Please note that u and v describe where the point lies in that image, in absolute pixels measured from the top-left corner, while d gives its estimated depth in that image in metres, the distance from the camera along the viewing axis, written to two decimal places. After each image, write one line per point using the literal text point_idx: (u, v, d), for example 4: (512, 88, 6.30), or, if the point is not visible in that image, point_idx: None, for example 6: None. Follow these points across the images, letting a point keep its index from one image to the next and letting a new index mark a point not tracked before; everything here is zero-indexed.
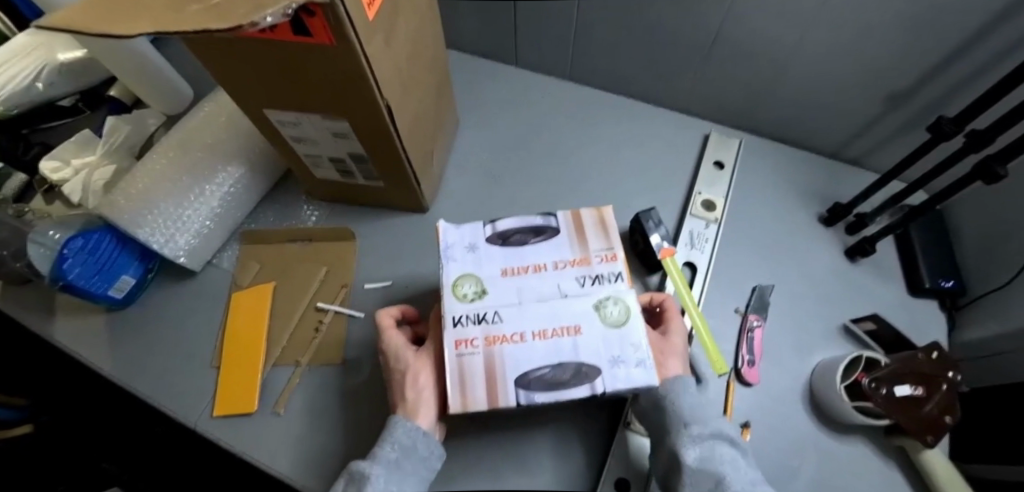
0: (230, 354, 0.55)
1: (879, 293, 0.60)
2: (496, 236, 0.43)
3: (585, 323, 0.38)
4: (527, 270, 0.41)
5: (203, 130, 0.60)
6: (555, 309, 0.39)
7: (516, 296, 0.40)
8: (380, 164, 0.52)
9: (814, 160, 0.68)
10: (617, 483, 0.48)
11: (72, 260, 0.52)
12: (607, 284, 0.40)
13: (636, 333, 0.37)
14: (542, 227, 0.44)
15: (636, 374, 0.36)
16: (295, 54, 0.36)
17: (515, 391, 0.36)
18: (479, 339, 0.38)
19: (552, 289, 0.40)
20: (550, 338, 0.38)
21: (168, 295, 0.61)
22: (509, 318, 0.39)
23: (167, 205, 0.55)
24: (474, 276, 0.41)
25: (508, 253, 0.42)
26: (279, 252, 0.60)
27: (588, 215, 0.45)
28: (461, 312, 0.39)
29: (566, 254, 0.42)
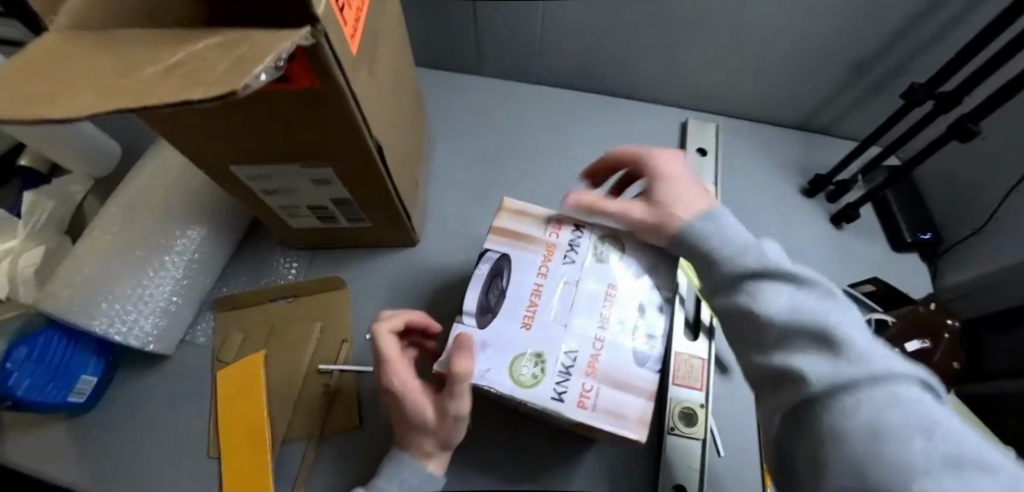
0: (229, 440, 0.49)
1: (869, 253, 0.62)
2: (479, 314, 0.34)
3: (615, 277, 0.37)
4: (536, 302, 0.35)
5: (150, 194, 0.52)
6: (589, 294, 0.36)
7: (557, 323, 0.34)
8: (368, 205, 0.48)
9: (788, 134, 0.69)
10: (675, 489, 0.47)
11: (19, 374, 0.45)
12: (583, 240, 0.38)
13: (637, 253, 0.38)
14: (494, 264, 0.36)
15: (665, 258, 0.38)
16: (272, 104, 0.31)
17: (643, 365, 0.34)
18: (583, 384, 0.32)
19: (566, 284, 0.36)
20: (613, 307, 0.36)
21: (140, 384, 0.53)
22: (577, 342, 0.34)
23: (123, 287, 0.48)
24: (520, 355, 0.33)
25: (507, 312, 0.34)
26: (264, 316, 0.54)
27: (502, 220, 0.39)
28: (552, 389, 0.32)
29: (538, 256, 0.37)
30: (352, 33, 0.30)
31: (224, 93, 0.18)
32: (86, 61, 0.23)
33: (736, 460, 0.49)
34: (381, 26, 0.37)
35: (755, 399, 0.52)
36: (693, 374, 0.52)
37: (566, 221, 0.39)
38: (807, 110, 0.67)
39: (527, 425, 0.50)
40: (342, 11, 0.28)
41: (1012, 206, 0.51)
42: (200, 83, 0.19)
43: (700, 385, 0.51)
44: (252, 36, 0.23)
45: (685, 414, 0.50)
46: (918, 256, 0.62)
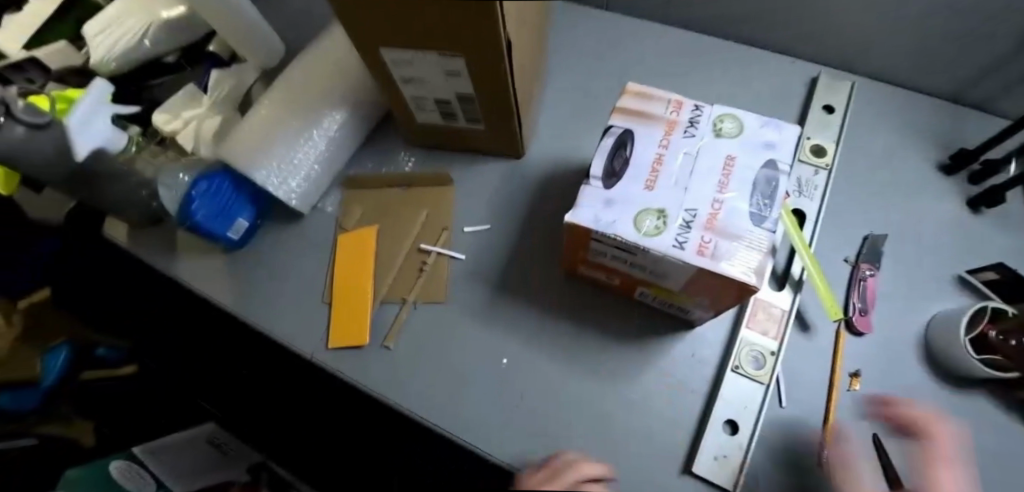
0: (340, 292, 0.58)
1: (1010, 247, 0.54)
2: (606, 178, 0.41)
3: (731, 150, 0.41)
4: (657, 170, 0.41)
5: (308, 78, 0.62)
6: (708, 163, 0.40)
7: (678, 185, 0.40)
8: (486, 105, 0.52)
9: (936, 104, 0.61)
10: (726, 423, 0.48)
11: (200, 201, 0.57)
12: (701, 118, 0.43)
13: (757, 133, 0.42)
14: (621, 136, 0.43)
15: (788, 136, 0.41)
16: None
17: (762, 228, 0.38)
18: (703, 236, 0.38)
19: (685, 155, 0.41)
20: (732, 176, 0.40)
21: (276, 236, 0.65)
22: (695, 201, 0.39)
23: (281, 150, 0.58)
24: (646, 209, 0.39)
25: (632, 176, 0.40)
26: (380, 197, 0.63)
27: (627, 101, 0.45)
28: (674, 237, 0.37)
29: (658, 131, 0.43)
30: None
31: None
32: None
33: (797, 414, 0.49)
34: None
35: (835, 361, 0.50)
36: (768, 323, 0.51)
37: (684, 103, 0.44)
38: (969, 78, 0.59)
39: (594, 334, 0.54)
40: None
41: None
42: None
43: (775, 333, 0.51)
44: None
45: (753, 357, 0.50)
46: None
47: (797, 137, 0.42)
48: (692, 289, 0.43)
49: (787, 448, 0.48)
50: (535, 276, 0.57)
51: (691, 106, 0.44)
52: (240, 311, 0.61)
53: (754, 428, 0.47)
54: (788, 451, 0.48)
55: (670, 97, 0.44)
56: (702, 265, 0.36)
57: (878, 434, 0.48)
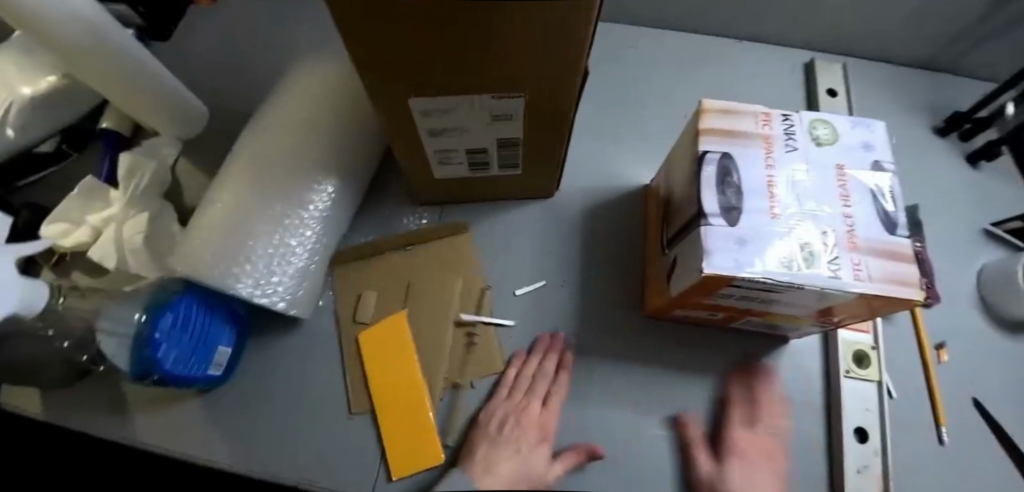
0: (385, 405, 0.46)
1: (1010, 194, 0.60)
2: (726, 213, 0.36)
3: (836, 159, 0.39)
4: (775, 193, 0.37)
5: (270, 142, 0.46)
6: (823, 176, 0.38)
7: (804, 209, 0.36)
8: (532, 147, 0.44)
9: (915, 72, 0.65)
10: (857, 432, 0.46)
11: (167, 344, 0.40)
12: (795, 127, 0.40)
13: (851, 135, 0.40)
14: (723, 162, 0.38)
15: (881, 134, 0.40)
16: (516, 33, 0.27)
17: (899, 236, 0.36)
18: (852, 259, 0.35)
19: (798, 171, 0.38)
20: (850, 187, 0.37)
21: (273, 353, 0.50)
22: (828, 222, 0.36)
23: (262, 247, 0.44)
24: (785, 241, 0.35)
25: (754, 205, 0.36)
26: (393, 272, 0.50)
27: (708, 121, 0.40)
28: (825, 266, 0.34)
29: (757, 150, 0.38)
30: None
31: None
32: None
33: (906, 401, 0.49)
34: None
35: (921, 339, 0.51)
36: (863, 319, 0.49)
37: (771, 114, 0.40)
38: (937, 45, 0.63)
39: (693, 374, 0.48)
40: None
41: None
42: None
43: (868, 327, 0.49)
44: None
45: (857, 357, 0.48)
46: None
47: (887, 133, 0.40)
48: (823, 312, 0.40)
49: (909, 439, 0.47)
50: (612, 325, 0.49)
51: (777, 116, 0.40)
52: (250, 467, 0.45)
53: (883, 431, 0.46)
54: (911, 440, 0.47)
55: (755, 109, 0.40)
56: (867, 292, 0.33)
57: (977, 398, 0.50)
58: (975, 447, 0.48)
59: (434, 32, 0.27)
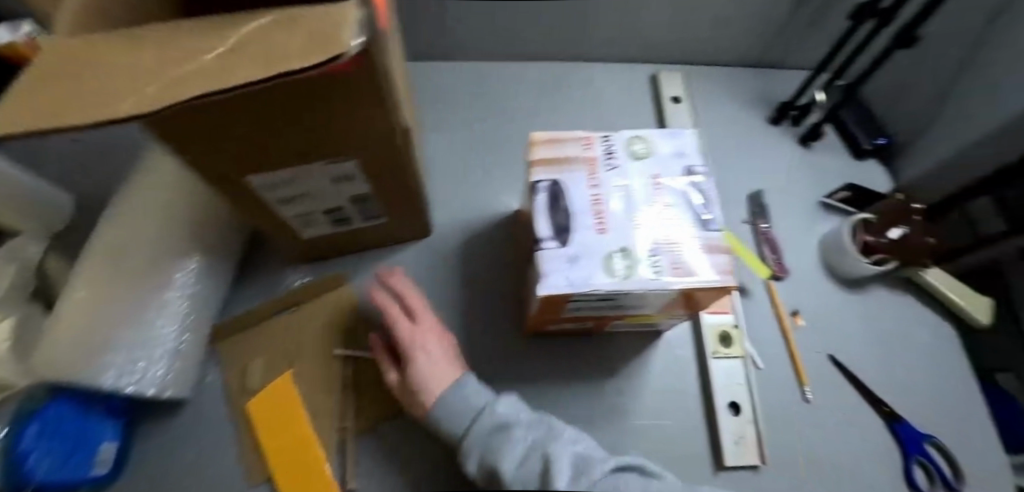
0: (281, 469, 0.46)
1: (837, 167, 0.69)
2: (558, 235, 0.39)
3: (652, 169, 0.43)
4: (601, 209, 0.40)
5: (128, 231, 0.48)
6: (642, 187, 0.42)
7: (628, 220, 0.40)
8: (388, 199, 0.46)
9: (747, 71, 0.74)
10: (731, 405, 0.51)
11: (36, 454, 0.40)
12: (615, 147, 0.44)
13: (664, 146, 0.44)
14: (553, 187, 0.41)
15: (689, 141, 0.45)
16: (314, 109, 0.31)
17: (713, 231, 0.40)
18: (672, 258, 0.38)
19: (619, 187, 0.42)
20: (665, 194, 0.42)
21: (165, 440, 0.49)
22: (650, 228, 0.39)
23: (129, 334, 0.44)
24: (613, 252, 0.38)
25: (582, 223, 0.39)
26: (277, 333, 0.52)
27: (538, 152, 0.43)
28: (648, 269, 0.37)
29: (582, 172, 0.42)
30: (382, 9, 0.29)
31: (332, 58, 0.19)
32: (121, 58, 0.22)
33: (771, 368, 0.54)
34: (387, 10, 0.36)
35: (777, 308, 0.57)
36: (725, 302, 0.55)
37: (594, 137, 0.44)
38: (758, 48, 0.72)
39: (581, 380, 0.52)
40: None
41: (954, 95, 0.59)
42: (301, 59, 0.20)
43: (728, 308, 0.55)
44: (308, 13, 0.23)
45: (722, 337, 0.53)
46: (876, 162, 0.70)
47: (695, 140, 0.46)
48: (671, 307, 0.43)
49: (778, 402, 0.53)
50: (501, 347, 0.52)
51: (599, 138, 0.45)
52: None
53: (753, 401, 0.51)
54: (781, 403, 0.52)
55: (579, 134, 0.44)
56: (686, 286, 0.37)
57: (831, 354, 0.56)
58: (835, 397, 0.54)
59: (242, 119, 0.30)
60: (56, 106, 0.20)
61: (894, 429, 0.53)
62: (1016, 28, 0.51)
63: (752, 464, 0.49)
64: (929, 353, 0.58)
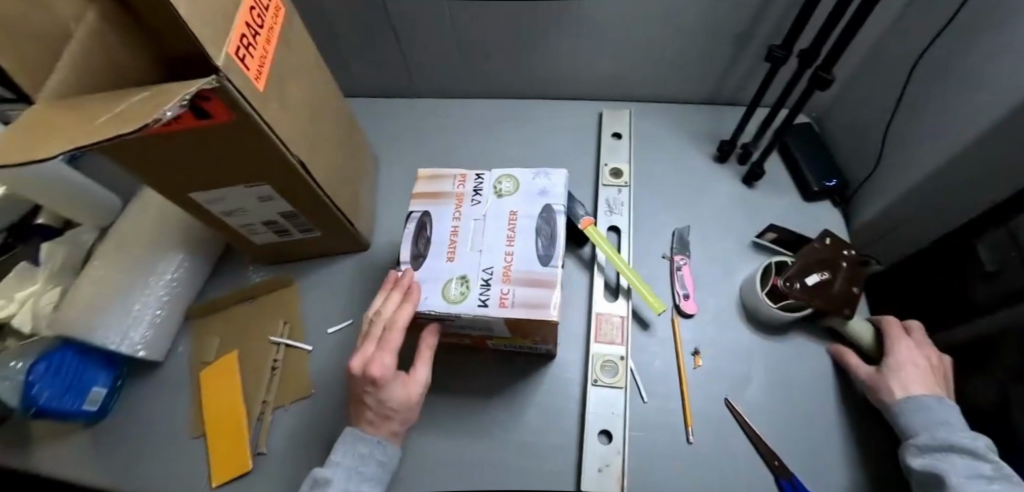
0: (213, 428, 0.57)
1: (780, 206, 0.68)
2: (414, 260, 0.46)
3: (514, 205, 0.48)
4: (456, 240, 0.46)
5: (137, 227, 0.63)
6: (496, 223, 0.47)
7: (476, 251, 0.45)
8: (311, 214, 0.56)
9: (700, 108, 0.76)
10: (603, 433, 0.53)
11: (40, 384, 0.54)
12: (484, 184, 0.50)
13: (529, 184, 0.49)
14: (421, 219, 0.48)
15: (555, 179, 0.49)
16: (212, 146, 0.42)
17: (551, 266, 0.43)
18: (501, 288, 0.42)
19: (476, 221, 0.47)
20: (517, 228, 0.46)
21: (142, 391, 0.62)
22: (490, 261, 0.44)
23: (118, 304, 0.58)
24: (454, 278, 0.44)
25: (435, 252, 0.46)
26: (231, 318, 0.64)
27: (419, 188, 0.51)
28: (477, 297, 0.42)
29: (450, 206, 0.49)
30: (256, 74, 0.40)
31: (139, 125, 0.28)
32: (64, 121, 0.35)
33: (659, 403, 0.55)
34: (291, 68, 0.47)
35: (675, 342, 0.58)
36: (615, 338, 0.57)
37: (468, 175, 0.51)
38: (711, 86, 0.74)
39: (474, 390, 0.57)
40: (243, 60, 0.38)
41: (897, 130, 0.59)
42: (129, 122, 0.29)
43: (620, 340, 0.57)
44: (173, 89, 0.34)
45: (607, 366, 0.56)
46: (830, 203, 0.68)
47: (564, 178, 0.49)
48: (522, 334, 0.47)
49: (660, 436, 0.53)
50: (409, 349, 0.59)
51: (474, 176, 0.51)
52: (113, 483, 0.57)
53: (624, 432, 0.52)
54: (661, 438, 0.53)
55: (456, 173, 0.51)
56: (507, 315, 0.41)
57: (729, 398, 0.55)
58: (728, 440, 0.53)
59: (166, 152, 0.43)
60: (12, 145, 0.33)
61: (781, 485, 0.50)
62: (947, 64, 0.50)
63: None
64: (852, 405, 0.55)
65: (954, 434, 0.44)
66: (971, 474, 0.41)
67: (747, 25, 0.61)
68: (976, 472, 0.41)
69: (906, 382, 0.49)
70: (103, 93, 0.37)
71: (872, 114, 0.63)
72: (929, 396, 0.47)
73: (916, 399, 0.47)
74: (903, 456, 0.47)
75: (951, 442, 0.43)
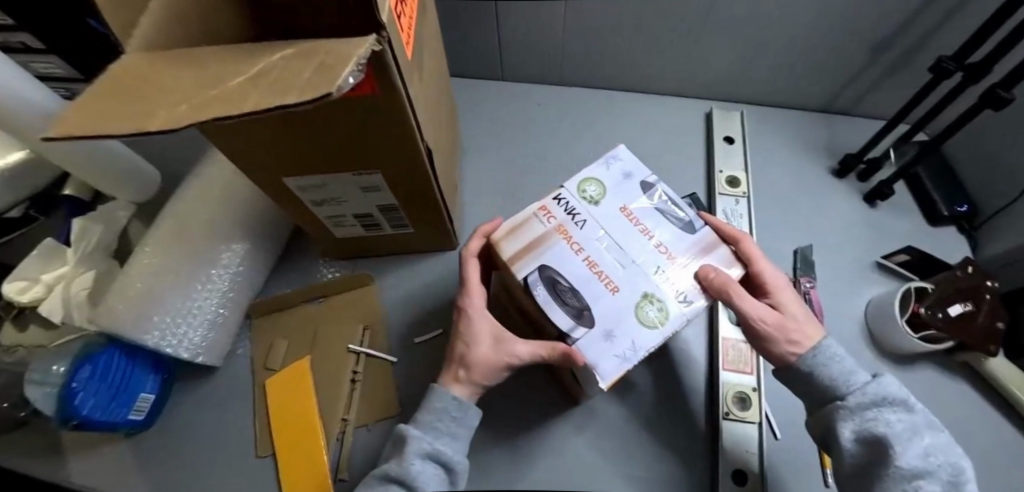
0: (284, 447, 0.49)
1: (904, 230, 0.63)
2: (579, 318, 0.35)
3: (618, 203, 0.41)
4: (598, 265, 0.38)
5: (195, 210, 0.54)
6: (620, 229, 0.40)
7: (631, 266, 0.38)
8: (412, 207, 0.48)
9: (811, 117, 0.70)
10: (737, 475, 0.47)
11: (85, 393, 0.45)
12: (571, 202, 0.41)
13: (604, 175, 0.43)
14: (545, 275, 0.37)
15: (623, 158, 0.44)
16: (334, 123, 0.34)
17: (699, 229, 0.40)
18: (690, 281, 0.37)
19: (601, 235, 0.39)
20: (640, 217, 0.41)
21: (194, 398, 0.54)
22: (651, 261, 0.38)
23: (174, 301, 0.49)
24: (639, 299, 0.36)
25: (590, 290, 0.36)
26: (301, 319, 0.56)
27: (504, 248, 0.39)
28: (677, 299, 0.36)
29: (560, 241, 0.39)
30: (406, 38, 0.32)
31: (321, 95, 0.20)
32: (176, 80, 0.26)
33: (793, 444, 0.49)
34: (425, 35, 0.39)
35: None
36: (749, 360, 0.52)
37: (546, 203, 0.41)
38: (830, 94, 0.67)
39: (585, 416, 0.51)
40: (399, 19, 0.30)
41: None
42: (298, 90, 0.21)
43: (750, 370, 0.51)
44: (328, 47, 0.25)
45: (738, 398, 0.50)
46: (955, 230, 0.63)
47: (628, 151, 0.45)
48: None
49: (798, 481, 0.48)
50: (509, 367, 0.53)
51: (551, 200, 0.41)
52: None
53: (760, 474, 0.46)
54: (795, 483, 0.47)
55: (532, 209, 0.40)
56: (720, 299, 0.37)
57: None
58: None
59: (275, 128, 0.34)
60: (107, 106, 0.24)
61: None
62: None
63: None
64: (988, 454, 0.51)
65: (848, 376, 0.37)
66: (910, 434, 0.34)
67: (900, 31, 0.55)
68: (911, 428, 0.34)
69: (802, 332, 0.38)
70: (223, 47, 0.29)
71: (1008, 138, 0.57)
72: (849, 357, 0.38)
73: (822, 347, 0.38)
74: (818, 413, 0.38)
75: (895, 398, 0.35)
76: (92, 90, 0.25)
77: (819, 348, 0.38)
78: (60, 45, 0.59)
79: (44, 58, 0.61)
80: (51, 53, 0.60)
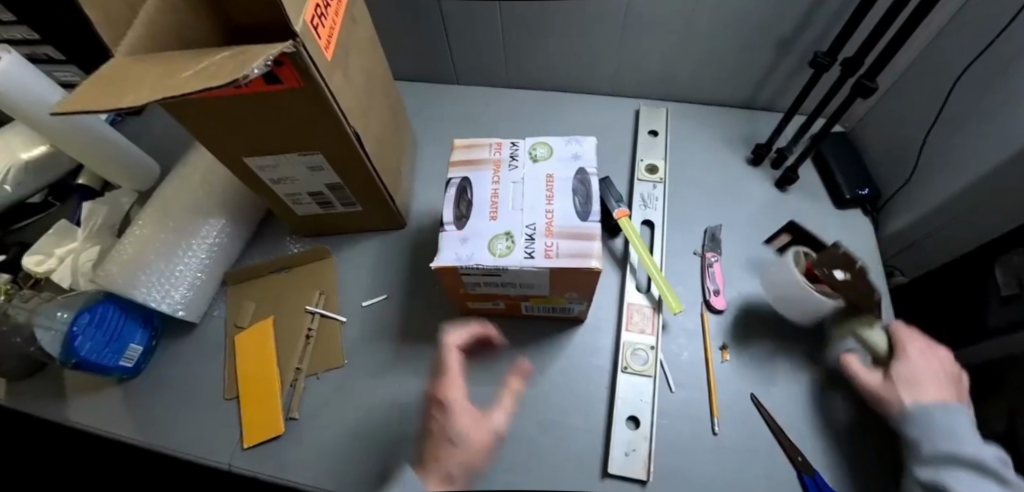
0: (246, 390, 0.58)
1: (812, 212, 0.69)
2: (457, 221, 0.48)
3: (549, 169, 0.50)
4: (496, 201, 0.48)
5: (182, 191, 0.64)
6: (533, 185, 0.49)
7: (519, 212, 0.47)
8: (356, 187, 0.57)
9: (733, 113, 0.78)
10: (631, 418, 0.54)
11: (84, 336, 0.54)
12: (520, 151, 0.52)
13: (558, 145, 0.52)
14: (461, 183, 0.50)
15: (585, 143, 0.52)
16: (273, 110, 0.43)
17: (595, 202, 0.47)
18: (560, 240, 0.45)
19: (520, 179, 0.50)
20: (556, 183, 0.49)
21: (176, 351, 0.63)
22: (533, 220, 0.46)
23: (160, 263, 0.58)
24: (501, 236, 0.45)
25: (477, 210, 0.48)
26: (266, 285, 0.65)
27: (457, 158, 0.53)
28: (523, 250, 0.44)
29: (488, 172, 0.51)
30: (325, 44, 0.41)
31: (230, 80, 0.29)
32: (144, 74, 0.35)
33: (686, 394, 0.56)
34: (353, 42, 0.48)
35: (703, 338, 0.59)
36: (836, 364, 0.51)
37: (504, 144, 0.54)
38: (748, 91, 0.75)
39: (506, 369, 0.58)
40: (316, 28, 0.39)
41: (931, 145, 0.59)
42: (218, 78, 0.30)
43: (651, 330, 0.59)
44: (252, 50, 0.34)
45: (637, 354, 0.57)
46: (861, 212, 0.69)
47: (596, 144, 0.52)
48: (555, 287, 0.49)
49: (689, 425, 0.54)
50: (443, 326, 0.62)
51: (509, 144, 0.54)
52: (143, 439, 0.57)
53: (652, 418, 0.53)
54: (685, 429, 0.54)
55: (492, 142, 0.54)
56: (554, 263, 0.43)
57: (754, 394, 0.56)
58: (753, 434, 0.54)
59: (228, 113, 0.43)
60: (92, 93, 0.33)
61: (804, 482, 0.50)
62: (979, 85, 0.51)
63: (639, 477, 0.50)
64: None
65: (954, 435, 0.43)
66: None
67: (792, 33, 0.62)
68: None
69: (935, 386, 0.46)
70: (183, 52, 0.38)
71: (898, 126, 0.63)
72: (937, 403, 0.45)
73: (936, 411, 0.44)
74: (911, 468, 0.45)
75: (959, 454, 0.41)
76: (85, 81, 0.35)
77: (935, 410, 0.44)
78: (79, 56, 0.71)
79: (64, 67, 0.73)
80: (70, 63, 0.72)
